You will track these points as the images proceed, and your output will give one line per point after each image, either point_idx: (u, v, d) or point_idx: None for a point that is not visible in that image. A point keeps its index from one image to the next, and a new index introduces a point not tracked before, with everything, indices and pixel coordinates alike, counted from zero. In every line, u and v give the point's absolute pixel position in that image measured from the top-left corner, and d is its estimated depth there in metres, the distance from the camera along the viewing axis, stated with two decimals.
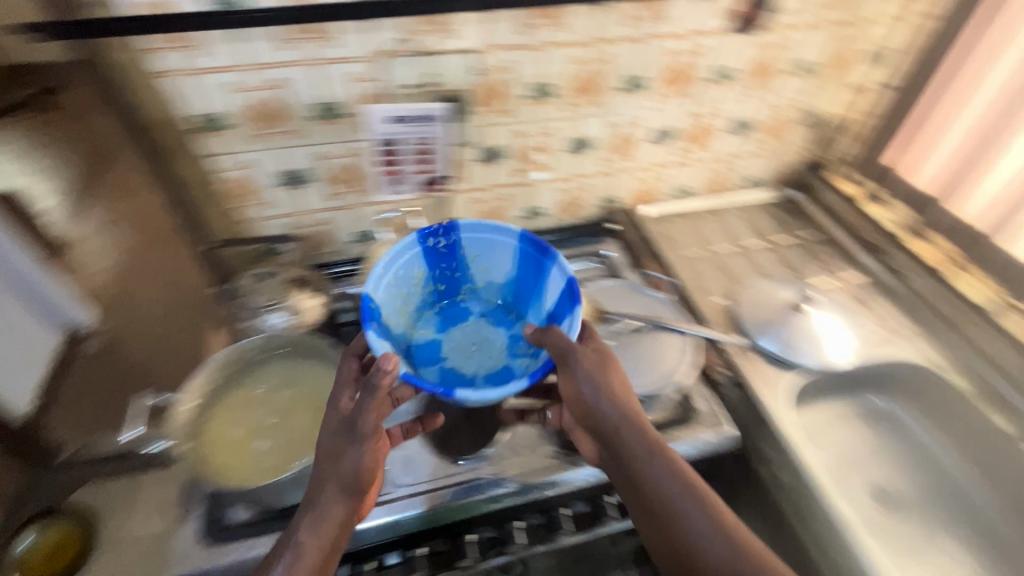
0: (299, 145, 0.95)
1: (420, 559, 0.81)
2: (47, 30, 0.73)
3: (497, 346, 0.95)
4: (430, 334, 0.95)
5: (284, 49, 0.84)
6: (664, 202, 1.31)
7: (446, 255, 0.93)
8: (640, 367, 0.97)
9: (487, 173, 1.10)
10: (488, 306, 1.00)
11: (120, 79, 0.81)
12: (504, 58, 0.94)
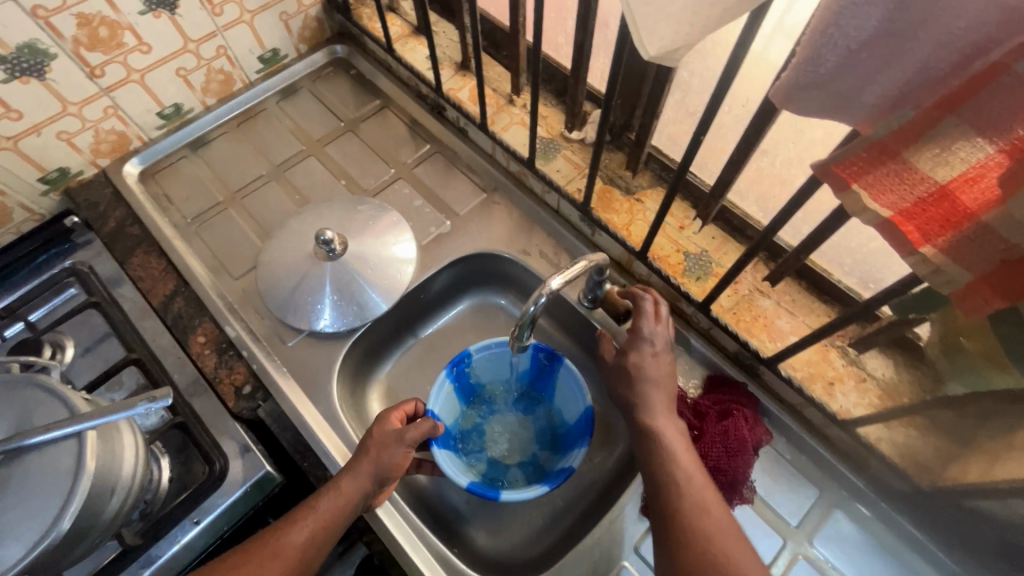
0: (40, 154, 0.71)
1: None
2: None
3: (521, 449, 0.75)
4: (472, 426, 0.75)
5: (69, 82, 0.68)
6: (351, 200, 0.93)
7: (537, 379, 0.74)
8: (498, 514, 0.69)
9: (232, 225, 0.79)
10: (540, 422, 0.76)
11: None
12: (274, 163, 0.84)
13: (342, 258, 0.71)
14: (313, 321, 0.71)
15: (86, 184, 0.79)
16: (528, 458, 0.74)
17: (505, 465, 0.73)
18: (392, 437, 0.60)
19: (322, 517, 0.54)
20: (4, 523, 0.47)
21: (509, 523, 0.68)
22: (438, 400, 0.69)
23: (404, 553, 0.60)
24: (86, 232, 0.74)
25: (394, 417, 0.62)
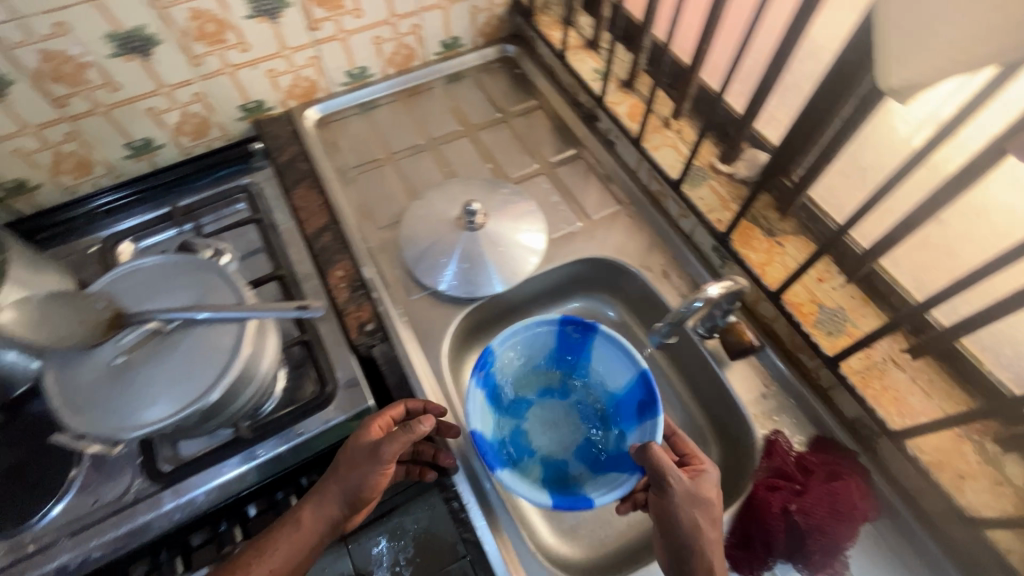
0: (249, 81, 0.81)
1: None
2: (78, 98, 0.71)
3: (573, 442, 0.72)
4: (510, 427, 0.71)
5: (295, 29, 0.79)
6: (336, 101, 0.92)
7: (569, 352, 0.73)
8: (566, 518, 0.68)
9: (383, 180, 0.86)
10: (583, 404, 0.74)
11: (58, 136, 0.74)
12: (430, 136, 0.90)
13: (478, 232, 0.76)
14: (441, 281, 0.75)
15: (274, 118, 0.89)
16: (583, 442, 0.71)
17: (561, 461, 0.70)
18: (365, 455, 0.57)
19: (274, 560, 0.54)
20: (155, 381, 0.53)
21: (578, 526, 0.68)
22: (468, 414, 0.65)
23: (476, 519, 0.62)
24: (262, 159, 0.87)
25: (370, 428, 0.59)
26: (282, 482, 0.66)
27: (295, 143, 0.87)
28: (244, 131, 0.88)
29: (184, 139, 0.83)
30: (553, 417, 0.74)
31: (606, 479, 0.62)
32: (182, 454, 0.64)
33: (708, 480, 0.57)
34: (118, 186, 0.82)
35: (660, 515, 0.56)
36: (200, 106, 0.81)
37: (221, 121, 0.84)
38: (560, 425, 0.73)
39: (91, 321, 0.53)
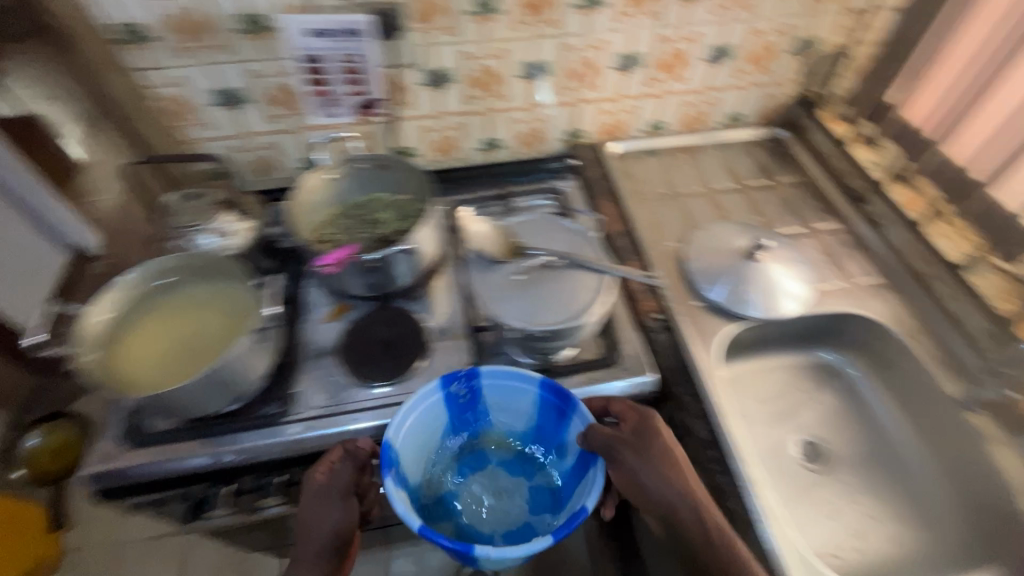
0: (585, 111, 1.04)
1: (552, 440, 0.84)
2: (482, 96, 0.98)
3: (519, 498, 0.76)
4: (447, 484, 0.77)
5: (636, 82, 1.01)
6: (631, 137, 1.12)
7: (475, 407, 0.76)
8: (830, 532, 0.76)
9: (665, 208, 1.02)
10: (505, 461, 0.80)
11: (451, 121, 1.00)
12: (705, 185, 1.07)
13: (759, 266, 0.87)
14: (712, 290, 0.86)
15: (583, 145, 1.10)
16: (527, 503, 0.76)
17: (523, 524, 0.74)
18: (337, 493, 0.68)
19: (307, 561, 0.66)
20: (546, 296, 0.70)
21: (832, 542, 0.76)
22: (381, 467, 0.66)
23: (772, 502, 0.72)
24: (571, 173, 1.08)
25: (315, 473, 0.69)
26: None
27: (598, 165, 1.07)
28: (555, 147, 1.10)
29: (518, 145, 1.08)
30: (479, 489, 0.78)
31: (583, 491, 0.68)
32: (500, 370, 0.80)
33: (655, 449, 0.68)
34: (462, 169, 1.08)
35: (640, 490, 0.67)
36: (541, 123, 1.05)
37: (549, 136, 1.08)
38: (473, 489, 0.77)
39: (500, 247, 0.74)
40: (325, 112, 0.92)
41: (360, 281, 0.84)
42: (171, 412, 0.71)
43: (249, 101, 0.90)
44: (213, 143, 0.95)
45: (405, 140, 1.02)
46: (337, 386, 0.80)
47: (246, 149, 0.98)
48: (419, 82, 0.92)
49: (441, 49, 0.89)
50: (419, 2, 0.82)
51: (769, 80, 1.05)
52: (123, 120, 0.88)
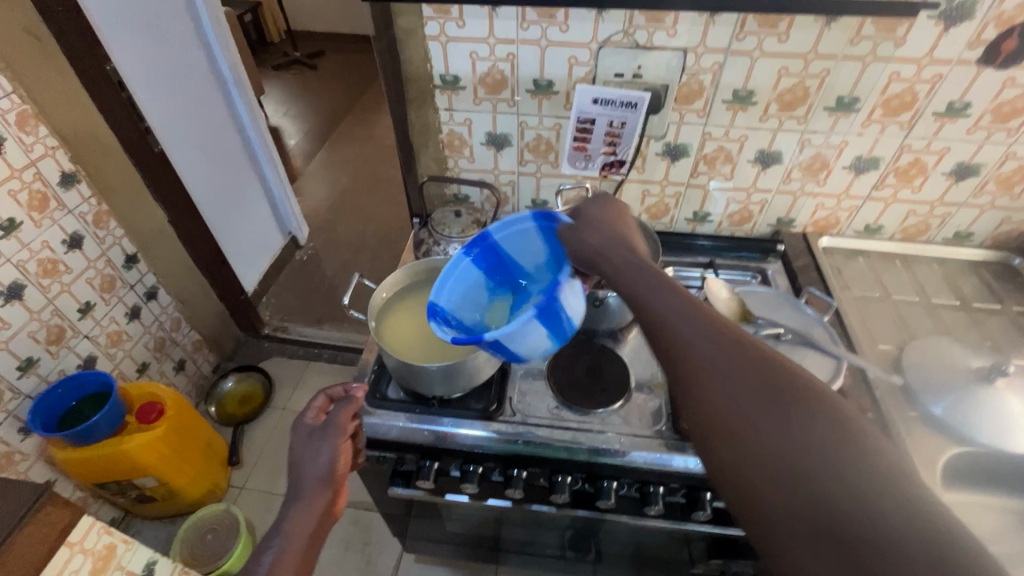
0: (803, 203, 1.08)
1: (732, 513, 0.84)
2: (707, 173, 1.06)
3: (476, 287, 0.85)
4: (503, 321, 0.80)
5: (866, 184, 1.03)
6: (842, 234, 1.12)
7: (489, 263, 0.86)
8: None
9: (876, 310, 1.01)
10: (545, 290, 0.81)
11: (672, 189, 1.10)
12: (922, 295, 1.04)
13: (997, 391, 0.81)
14: (934, 401, 0.83)
15: (792, 233, 1.13)
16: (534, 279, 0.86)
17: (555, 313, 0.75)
18: (310, 438, 0.77)
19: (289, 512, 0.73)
20: None
21: None
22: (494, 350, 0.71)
23: None
24: (777, 257, 1.11)
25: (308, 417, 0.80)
26: None
27: (805, 255, 1.09)
28: (761, 231, 1.15)
29: (726, 222, 1.14)
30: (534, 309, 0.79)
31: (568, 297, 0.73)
32: None
33: (614, 255, 0.67)
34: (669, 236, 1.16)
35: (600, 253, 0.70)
36: (755, 206, 1.11)
37: (759, 220, 1.12)
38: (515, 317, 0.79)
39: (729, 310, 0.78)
40: (573, 166, 1.06)
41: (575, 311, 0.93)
42: (414, 383, 0.83)
43: (510, 145, 1.07)
44: (469, 174, 1.14)
45: (625, 199, 1.13)
46: (543, 402, 0.87)
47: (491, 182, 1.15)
48: (658, 152, 1.03)
49: (688, 127, 0.99)
50: (685, 87, 0.94)
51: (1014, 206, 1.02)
52: (411, 144, 1.10)
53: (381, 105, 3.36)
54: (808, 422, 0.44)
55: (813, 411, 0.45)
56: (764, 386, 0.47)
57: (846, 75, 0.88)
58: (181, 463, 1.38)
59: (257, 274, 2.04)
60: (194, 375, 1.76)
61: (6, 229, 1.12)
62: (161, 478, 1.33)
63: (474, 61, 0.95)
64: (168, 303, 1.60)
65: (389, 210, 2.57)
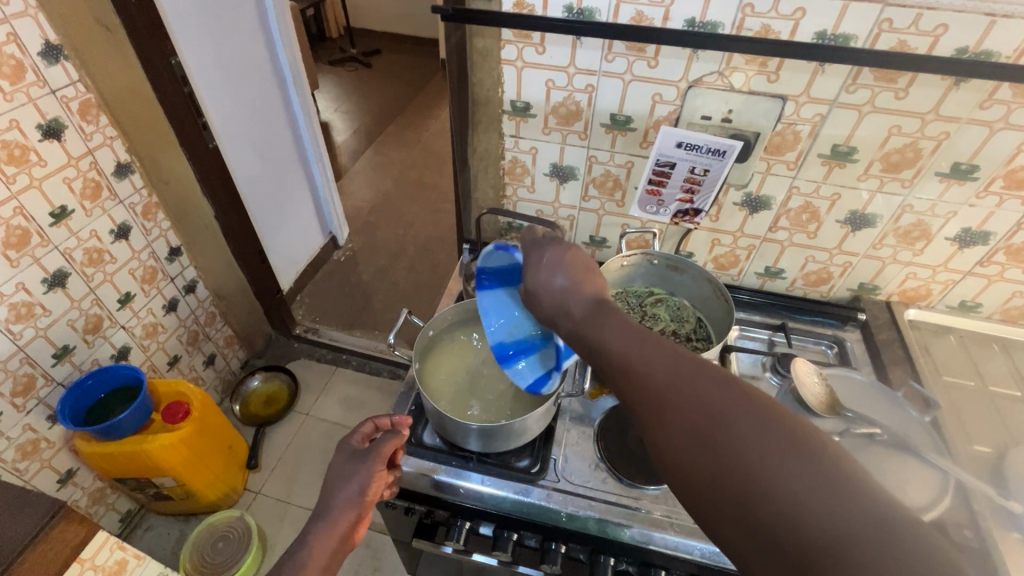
0: (890, 271, 0.98)
1: None
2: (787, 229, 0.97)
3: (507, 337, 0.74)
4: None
5: (969, 259, 0.92)
6: (932, 307, 1.01)
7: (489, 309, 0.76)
8: None
9: (969, 401, 0.90)
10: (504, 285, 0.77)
11: (745, 241, 1.01)
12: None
13: None
14: None
15: (874, 301, 1.03)
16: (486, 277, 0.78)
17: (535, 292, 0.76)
18: (348, 456, 0.72)
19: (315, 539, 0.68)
20: None
21: None
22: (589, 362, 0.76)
23: None
24: (857, 326, 1.00)
25: (355, 440, 0.73)
26: None
27: (889, 327, 0.98)
28: (838, 295, 1.05)
29: (801, 281, 1.05)
30: None
31: None
32: None
33: (557, 287, 0.60)
34: (734, 288, 1.07)
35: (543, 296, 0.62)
36: (837, 268, 1.01)
37: (839, 282, 1.02)
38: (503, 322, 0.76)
39: (813, 396, 0.68)
40: (643, 209, 0.99)
41: None
42: (454, 436, 0.77)
43: (575, 178, 1.00)
44: (527, 203, 1.07)
45: (691, 247, 1.05)
46: (592, 469, 0.80)
47: (548, 214, 1.08)
48: (735, 202, 0.95)
49: (773, 179, 0.91)
50: (778, 136, 0.85)
51: None
52: (471, 168, 1.04)
53: (432, 109, 3.34)
54: (758, 433, 0.42)
55: (776, 421, 0.42)
56: (701, 417, 0.44)
57: (969, 140, 0.78)
58: (200, 465, 1.35)
59: (294, 272, 2.03)
60: (222, 370, 1.75)
61: (57, 216, 1.11)
62: (179, 479, 1.31)
63: (549, 89, 0.88)
64: (206, 297, 1.59)
65: (431, 217, 2.53)
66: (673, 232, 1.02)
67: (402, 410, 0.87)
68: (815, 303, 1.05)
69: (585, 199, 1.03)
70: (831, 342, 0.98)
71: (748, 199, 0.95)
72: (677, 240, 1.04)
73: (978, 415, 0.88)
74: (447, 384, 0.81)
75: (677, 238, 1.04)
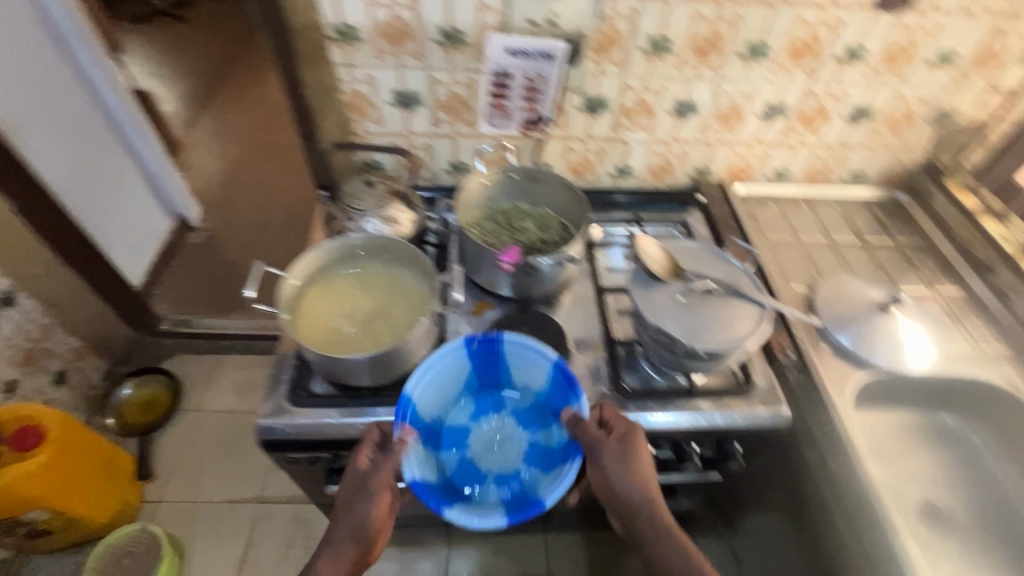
0: (716, 154, 1.10)
1: (673, 454, 0.85)
2: (626, 128, 1.04)
3: (518, 449, 0.80)
4: (463, 420, 0.83)
5: (774, 131, 1.06)
6: (754, 180, 1.16)
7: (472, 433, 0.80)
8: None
9: (790, 252, 1.06)
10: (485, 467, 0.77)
11: (593, 145, 1.07)
12: (827, 234, 1.10)
13: (889, 317, 0.90)
14: (843, 334, 0.89)
15: (710, 183, 1.15)
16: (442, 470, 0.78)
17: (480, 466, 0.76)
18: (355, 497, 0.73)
19: None
20: (701, 321, 0.73)
21: None
22: (525, 340, 0.79)
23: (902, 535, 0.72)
24: (698, 207, 1.12)
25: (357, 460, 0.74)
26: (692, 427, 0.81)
27: (723, 204, 1.12)
28: (680, 183, 1.16)
29: (649, 175, 1.14)
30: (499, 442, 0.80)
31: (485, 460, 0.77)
32: (627, 384, 0.84)
33: (625, 494, 0.72)
34: (592, 192, 1.14)
35: (610, 486, 0.73)
36: (676, 158, 1.11)
37: (679, 170, 1.13)
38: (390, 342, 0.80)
39: (661, 268, 0.78)
40: (492, 124, 1.00)
41: (511, 279, 0.90)
42: (342, 375, 0.77)
43: (421, 104, 0.98)
44: (378, 137, 1.03)
45: (547, 159, 1.09)
46: (480, 380, 0.84)
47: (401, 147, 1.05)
48: (577, 107, 0.99)
49: (605, 79, 0.95)
50: (600, 35, 0.89)
51: (897, 145, 1.10)
52: (307, 108, 0.97)
53: (269, 61, 3.00)
54: None
55: None
56: None
57: (756, 20, 0.88)
58: (76, 488, 1.21)
59: (144, 263, 1.80)
60: (81, 386, 1.54)
61: None
62: (54, 510, 1.17)
63: (370, 8, 0.84)
64: (33, 308, 1.37)
65: (294, 179, 2.34)
66: (526, 145, 1.05)
67: (284, 369, 0.83)
68: (662, 193, 1.15)
69: (435, 124, 1.01)
70: (679, 225, 1.08)
71: (588, 101, 0.99)
72: (533, 154, 1.07)
73: (795, 261, 1.04)
74: (339, 330, 0.77)
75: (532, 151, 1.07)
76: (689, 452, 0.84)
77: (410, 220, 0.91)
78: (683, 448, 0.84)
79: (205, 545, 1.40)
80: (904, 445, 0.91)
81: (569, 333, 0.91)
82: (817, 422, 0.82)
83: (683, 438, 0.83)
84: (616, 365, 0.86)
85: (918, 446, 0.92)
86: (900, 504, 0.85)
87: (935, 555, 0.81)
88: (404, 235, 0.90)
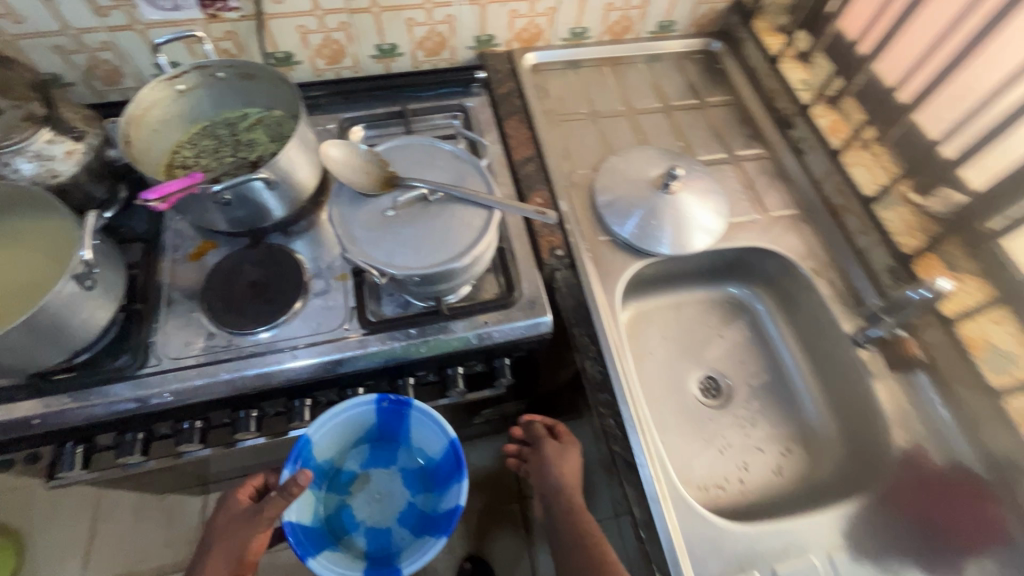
0: (491, 16, 0.90)
1: (441, 377, 0.78)
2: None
3: (396, 504, 0.82)
4: (354, 466, 0.84)
5: None
6: (548, 45, 0.98)
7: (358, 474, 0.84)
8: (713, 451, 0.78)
9: (585, 130, 0.93)
10: (370, 499, 0.83)
11: (331, 21, 0.85)
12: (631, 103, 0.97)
13: (670, 196, 0.80)
14: (621, 226, 0.80)
15: (497, 54, 0.97)
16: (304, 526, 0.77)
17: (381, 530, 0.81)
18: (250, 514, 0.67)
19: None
20: (408, 239, 0.61)
21: (711, 460, 0.78)
22: (430, 413, 0.73)
23: (650, 429, 0.66)
24: (481, 87, 0.95)
25: (244, 496, 0.71)
26: (446, 350, 0.72)
27: (511, 80, 0.95)
28: (462, 58, 0.97)
29: (420, 53, 0.94)
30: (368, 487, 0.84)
31: (367, 511, 0.82)
32: (373, 313, 0.73)
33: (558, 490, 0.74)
34: (354, 82, 0.93)
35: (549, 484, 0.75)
36: (445, 27, 0.90)
37: (455, 42, 0.93)
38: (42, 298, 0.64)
39: (371, 178, 0.65)
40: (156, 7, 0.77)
41: (222, 216, 0.72)
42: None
43: None
44: (29, 40, 0.77)
45: (280, 47, 0.87)
46: (193, 337, 0.71)
47: (71, 48, 0.80)
48: None
49: None
50: None
51: None
52: None
53: None
54: None
55: None
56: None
57: None
58: None
59: None
60: None
61: None
62: None
63: None
64: None
65: None
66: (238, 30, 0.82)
67: None
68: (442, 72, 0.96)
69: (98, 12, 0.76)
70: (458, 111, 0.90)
71: None
72: (257, 41, 0.85)
73: (589, 141, 0.92)
74: None
75: (254, 38, 0.84)
76: (455, 375, 0.77)
77: (70, 150, 0.70)
78: (446, 371, 0.76)
79: (46, 526, 1.31)
80: (691, 325, 0.89)
81: (312, 265, 0.78)
82: (584, 327, 0.73)
83: (442, 363, 0.75)
84: (360, 292, 0.74)
85: (707, 326, 0.90)
86: (678, 387, 0.84)
87: (708, 431, 0.80)
88: (65, 172, 0.70)
